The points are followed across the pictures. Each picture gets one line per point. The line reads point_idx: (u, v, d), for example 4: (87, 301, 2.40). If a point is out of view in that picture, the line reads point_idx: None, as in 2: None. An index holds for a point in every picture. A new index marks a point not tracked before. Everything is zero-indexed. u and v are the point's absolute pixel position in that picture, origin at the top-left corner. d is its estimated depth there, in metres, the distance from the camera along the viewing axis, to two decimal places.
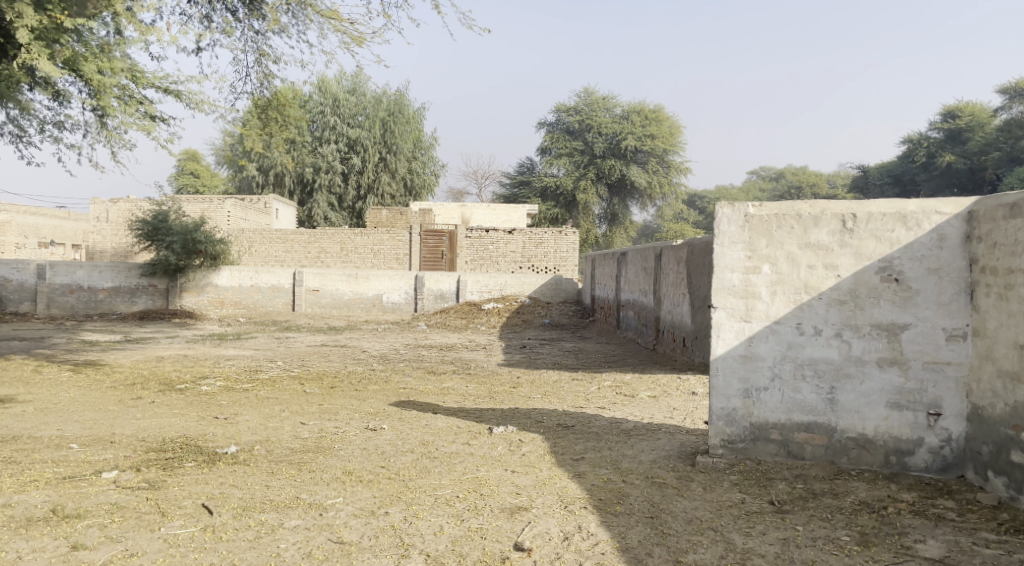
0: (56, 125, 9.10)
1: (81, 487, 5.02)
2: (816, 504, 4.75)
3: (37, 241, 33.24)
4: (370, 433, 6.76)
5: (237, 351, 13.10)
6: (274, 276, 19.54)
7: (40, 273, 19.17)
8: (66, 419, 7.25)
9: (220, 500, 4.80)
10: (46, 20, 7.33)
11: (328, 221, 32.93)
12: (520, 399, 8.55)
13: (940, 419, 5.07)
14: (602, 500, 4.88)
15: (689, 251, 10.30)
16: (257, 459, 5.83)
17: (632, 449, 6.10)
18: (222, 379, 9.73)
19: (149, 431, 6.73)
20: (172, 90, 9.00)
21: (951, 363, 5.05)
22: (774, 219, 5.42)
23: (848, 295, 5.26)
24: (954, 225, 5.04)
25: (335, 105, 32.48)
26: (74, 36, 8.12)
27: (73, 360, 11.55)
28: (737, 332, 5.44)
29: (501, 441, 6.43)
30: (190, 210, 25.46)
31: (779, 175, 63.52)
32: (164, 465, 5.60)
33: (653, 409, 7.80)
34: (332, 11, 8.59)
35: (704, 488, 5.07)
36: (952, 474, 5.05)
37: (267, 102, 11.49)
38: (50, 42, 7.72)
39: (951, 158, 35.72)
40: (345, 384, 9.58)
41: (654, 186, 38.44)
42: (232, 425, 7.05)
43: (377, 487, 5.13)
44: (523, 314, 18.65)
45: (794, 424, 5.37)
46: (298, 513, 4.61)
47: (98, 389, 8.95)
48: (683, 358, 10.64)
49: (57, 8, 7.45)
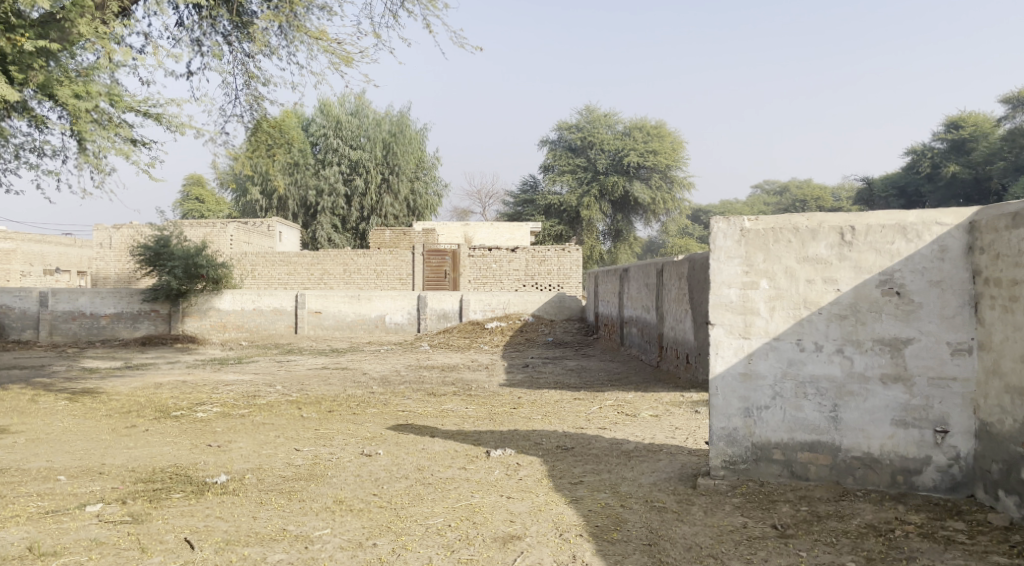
0: (33, 150, 9.04)
1: (62, 522, 4.89)
2: (821, 528, 4.57)
3: (42, 269, 33.31)
4: (364, 459, 6.60)
5: (237, 375, 13.00)
6: (275, 298, 19.43)
7: (42, 300, 19.14)
8: (57, 450, 7.13)
9: (203, 533, 4.67)
10: (9, 45, 7.42)
11: (332, 243, 32.91)
12: (521, 420, 8.40)
13: (947, 436, 4.89)
14: (599, 527, 4.72)
15: (691, 266, 10.16)
16: (247, 488, 5.69)
17: (632, 472, 5.94)
18: (219, 405, 9.59)
19: (140, 461, 6.59)
20: (151, 113, 8.94)
21: (957, 378, 4.88)
22: (771, 232, 5.30)
23: (849, 310, 5.11)
24: (955, 236, 4.89)
25: (337, 128, 32.66)
26: (48, 61, 8.11)
27: (71, 388, 11.46)
28: (736, 349, 5.30)
29: (498, 465, 6.27)
30: (193, 234, 25.43)
31: (783, 188, 63.48)
32: (151, 497, 5.46)
33: (655, 428, 7.62)
34: (320, 32, 8.53)
35: (705, 512, 4.91)
36: (961, 494, 4.87)
37: (257, 126, 11.18)
38: (25, 68, 7.83)
39: (955, 169, 35.71)
40: (344, 408, 9.44)
41: (658, 202, 38.36)
42: (225, 453, 6.91)
43: (367, 517, 4.98)
44: (527, 333, 18.51)
45: (796, 443, 5.21)
46: (283, 547, 4.47)
47: (92, 418, 8.82)
48: (687, 376, 10.44)
49: (21, 33, 7.55)
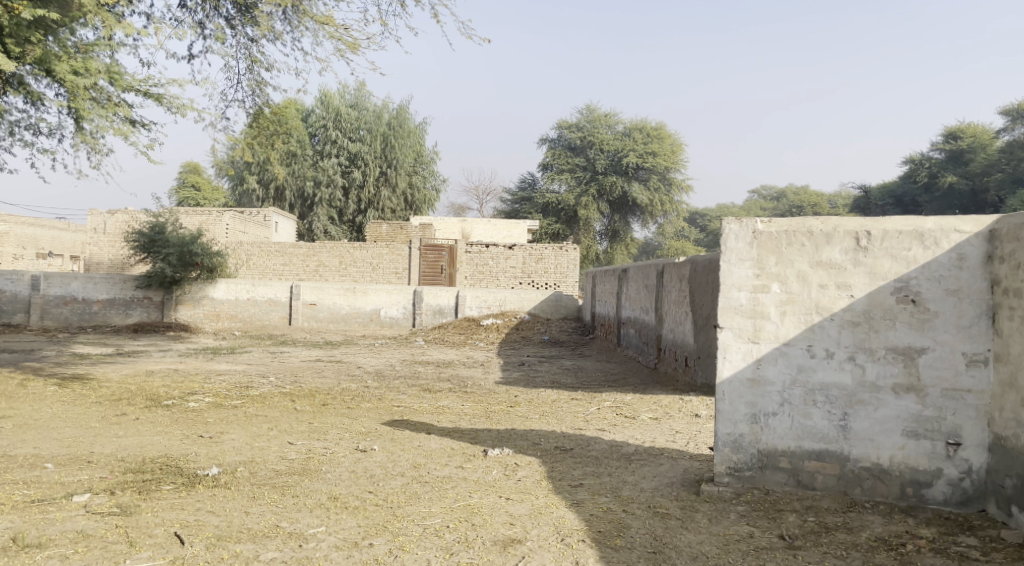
0: (29, 127, 8.87)
1: (48, 512, 4.75)
2: (829, 540, 4.46)
3: (35, 252, 33.07)
4: (359, 454, 6.46)
5: (229, 365, 12.84)
6: (270, 289, 19.22)
7: (34, 284, 18.91)
8: (46, 436, 6.98)
9: (194, 528, 4.53)
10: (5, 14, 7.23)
11: (328, 235, 32.79)
12: (517, 419, 8.26)
13: (960, 449, 4.78)
14: (601, 532, 4.60)
15: (692, 268, 10.07)
16: (239, 482, 5.55)
17: (633, 476, 5.81)
18: (211, 395, 9.43)
19: (129, 451, 6.43)
20: (152, 94, 8.79)
21: (971, 390, 4.77)
22: (784, 235, 5.18)
23: (862, 316, 4.99)
24: (974, 244, 4.78)
25: (336, 119, 32.44)
26: (45, 34, 7.91)
27: (61, 373, 11.28)
28: (745, 353, 5.18)
29: (496, 465, 6.14)
30: (188, 222, 25.15)
31: (779, 194, 63.69)
32: (140, 488, 5.31)
33: (654, 431, 7.48)
34: (327, 17, 8.38)
35: (709, 520, 4.79)
36: (972, 508, 4.76)
37: (257, 114, 11.00)
38: (21, 42, 7.67)
39: (953, 179, 35.86)
40: (338, 402, 9.28)
41: (655, 204, 38.07)
42: (216, 445, 6.76)
43: (363, 515, 4.83)
44: (522, 330, 18.37)
45: (804, 451, 5.09)
46: (276, 544, 4.33)
47: (81, 405, 8.64)
48: (685, 379, 10.35)
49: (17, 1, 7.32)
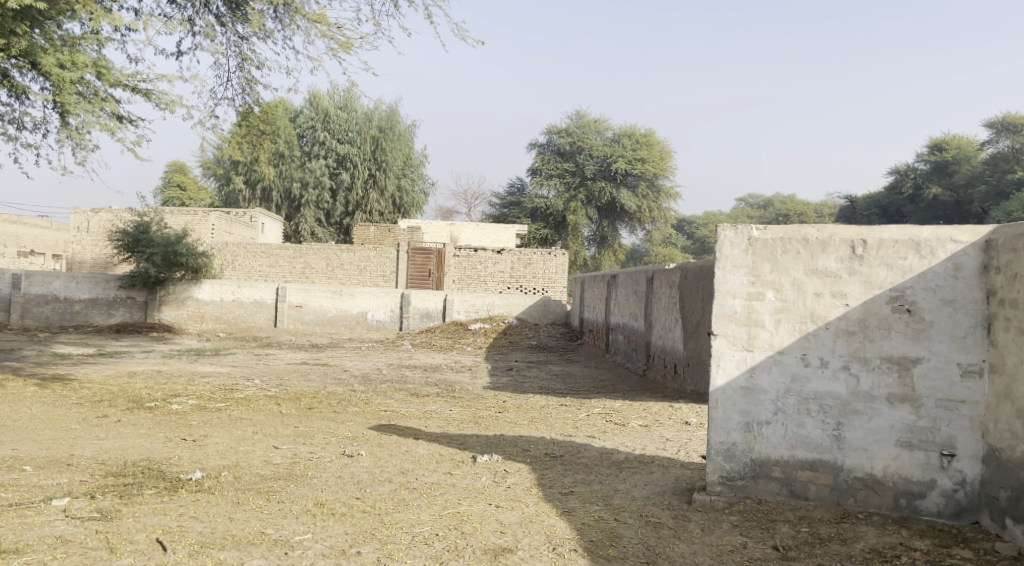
0: (13, 121, 8.71)
1: (26, 517, 4.62)
2: (824, 552, 4.41)
3: (16, 250, 32.73)
4: (345, 459, 6.36)
5: (214, 367, 12.69)
6: (256, 291, 19.03)
7: (15, 283, 18.65)
8: (25, 438, 6.84)
9: (176, 534, 4.42)
10: None
11: (314, 237, 32.62)
12: (506, 425, 8.18)
13: (954, 460, 4.75)
14: (593, 542, 4.53)
15: (683, 276, 10.02)
16: (223, 487, 5.44)
17: (624, 484, 5.74)
18: (195, 398, 9.28)
19: (111, 454, 6.30)
20: (140, 90, 8.66)
21: (966, 401, 4.74)
22: (780, 243, 5.14)
23: (857, 326, 4.96)
24: (971, 254, 4.75)
25: (325, 121, 32.33)
26: (32, 27, 7.77)
27: (41, 374, 11.10)
28: (738, 361, 5.13)
29: (485, 472, 6.06)
30: (174, 221, 24.89)
31: (767, 203, 64.15)
32: (121, 492, 5.18)
33: (644, 439, 7.42)
34: (320, 15, 8.30)
35: (702, 530, 4.73)
36: (966, 520, 4.73)
37: (246, 113, 10.89)
38: (7, 33, 7.43)
39: (937, 191, 36.26)
40: (324, 405, 9.17)
41: (643, 211, 38.21)
42: (200, 448, 6.63)
43: (351, 522, 4.74)
44: (511, 335, 18.28)
45: (798, 461, 5.05)
46: (262, 552, 4.24)
47: (61, 407, 8.47)
48: (673, 386, 10.30)
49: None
